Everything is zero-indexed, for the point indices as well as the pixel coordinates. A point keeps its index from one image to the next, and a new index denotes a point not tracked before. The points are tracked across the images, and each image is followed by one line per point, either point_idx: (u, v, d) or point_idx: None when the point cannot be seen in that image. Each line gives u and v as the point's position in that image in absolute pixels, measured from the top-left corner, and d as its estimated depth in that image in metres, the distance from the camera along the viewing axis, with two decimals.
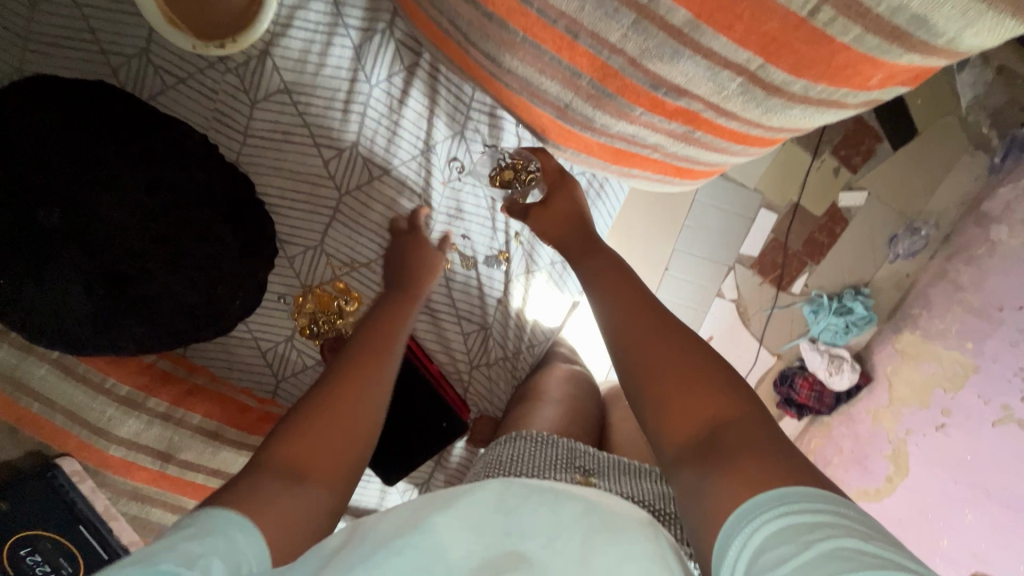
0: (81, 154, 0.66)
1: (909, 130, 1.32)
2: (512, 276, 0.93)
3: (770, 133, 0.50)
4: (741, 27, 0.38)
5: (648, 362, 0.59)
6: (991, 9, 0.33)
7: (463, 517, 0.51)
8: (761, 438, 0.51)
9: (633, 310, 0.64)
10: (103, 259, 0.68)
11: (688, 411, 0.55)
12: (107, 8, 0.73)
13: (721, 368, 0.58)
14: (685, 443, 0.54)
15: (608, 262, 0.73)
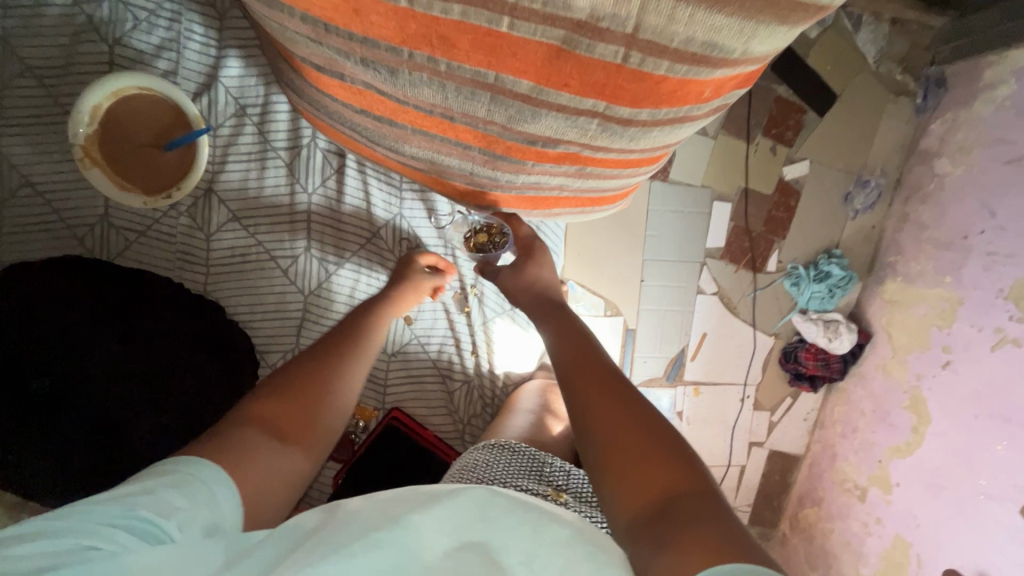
0: (58, 323, 0.73)
1: (829, 94, 1.36)
2: (476, 325, 0.97)
3: (649, 153, 0.55)
4: (576, 81, 0.44)
5: (605, 431, 0.61)
6: (761, 23, 0.38)
7: (443, 516, 0.54)
8: (714, 516, 0.51)
9: (594, 378, 0.67)
10: (97, 411, 0.74)
11: (645, 480, 0.55)
12: (67, 188, 0.81)
13: (671, 441, 0.59)
14: (636, 512, 0.54)
15: (571, 323, 0.76)
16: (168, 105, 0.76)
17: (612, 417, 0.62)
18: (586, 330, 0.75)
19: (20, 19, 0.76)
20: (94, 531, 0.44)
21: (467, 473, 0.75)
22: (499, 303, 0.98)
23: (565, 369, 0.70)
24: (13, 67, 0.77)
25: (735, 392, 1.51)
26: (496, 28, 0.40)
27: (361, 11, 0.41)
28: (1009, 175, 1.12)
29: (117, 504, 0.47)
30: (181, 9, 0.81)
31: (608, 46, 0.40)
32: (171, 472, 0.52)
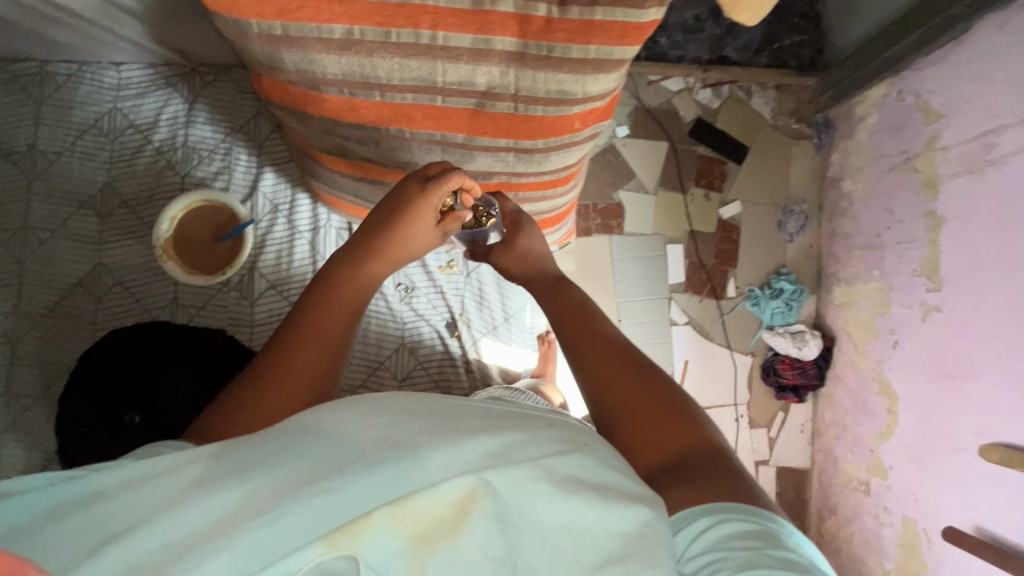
0: (148, 367, 0.88)
1: (741, 147, 1.67)
2: (468, 346, 1.15)
3: (559, 174, 0.79)
4: (491, 128, 0.70)
5: (623, 401, 0.67)
6: (589, 74, 0.63)
7: (457, 449, 0.48)
8: (723, 467, 0.60)
9: (607, 353, 0.72)
10: (177, 434, 0.84)
11: (659, 440, 0.64)
12: (145, 282, 1.06)
13: (684, 406, 0.67)
14: (656, 464, 0.62)
15: (571, 298, 0.81)
16: (225, 211, 1.03)
17: (630, 389, 0.68)
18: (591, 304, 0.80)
19: (122, 170, 1.09)
20: (78, 486, 0.47)
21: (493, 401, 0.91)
22: (485, 323, 1.17)
23: (573, 346, 0.75)
24: (114, 202, 1.08)
25: (729, 412, 1.61)
26: (435, 104, 0.67)
27: (354, 108, 0.68)
28: (894, 180, 1.36)
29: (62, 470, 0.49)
30: (231, 145, 1.12)
31: (502, 103, 0.66)
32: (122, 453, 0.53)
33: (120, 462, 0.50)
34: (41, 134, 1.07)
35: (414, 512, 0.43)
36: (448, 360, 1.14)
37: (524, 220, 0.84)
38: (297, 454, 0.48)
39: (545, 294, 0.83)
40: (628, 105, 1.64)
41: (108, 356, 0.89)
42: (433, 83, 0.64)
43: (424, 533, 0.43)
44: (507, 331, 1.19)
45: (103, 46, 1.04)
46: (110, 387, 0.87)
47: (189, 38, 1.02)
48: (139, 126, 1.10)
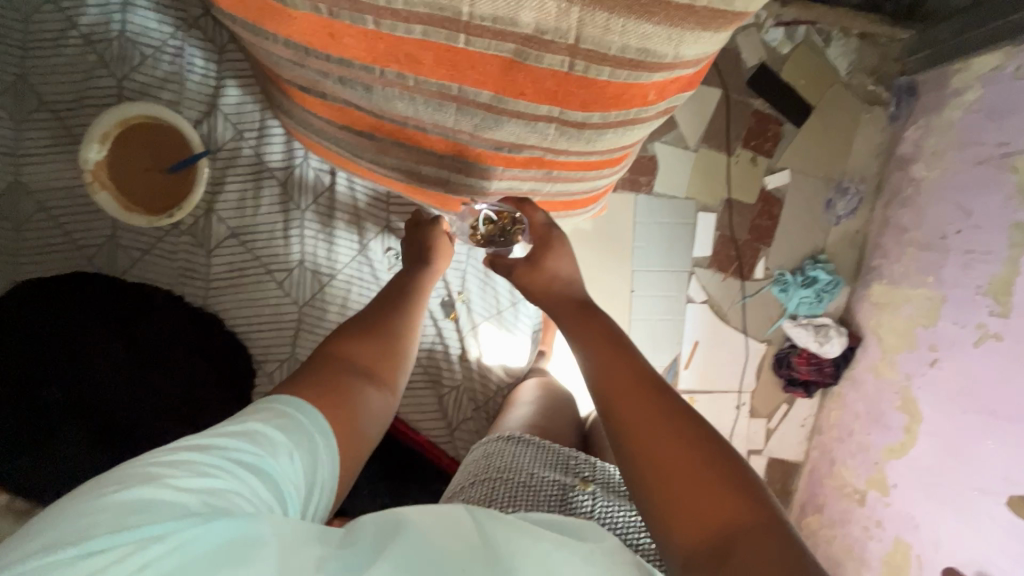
0: (74, 337, 0.82)
1: (805, 106, 1.42)
2: (465, 330, 1.03)
3: (610, 154, 0.59)
4: (530, 90, 0.49)
5: (658, 465, 0.58)
6: (688, 29, 0.43)
7: None
8: (784, 552, 0.51)
9: (638, 397, 0.63)
10: (104, 416, 0.82)
11: (705, 517, 0.54)
12: (78, 213, 0.89)
13: (735, 471, 0.57)
14: (695, 548, 0.53)
15: (600, 328, 0.73)
16: (167, 129, 0.85)
17: (669, 449, 0.58)
18: (622, 336, 0.72)
19: (40, 63, 0.86)
20: (223, 478, 0.49)
21: (492, 464, 0.77)
22: (487, 307, 1.04)
23: (601, 390, 0.66)
24: (32, 104, 0.87)
25: (731, 399, 1.51)
26: (455, 45, 0.45)
27: (336, 35, 0.46)
28: (980, 176, 1.16)
29: (252, 423, 0.55)
30: (183, 44, 0.90)
31: (554, 57, 0.45)
32: (279, 413, 0.57)
33: (257, 454, 0.52)
34: None
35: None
36: (440, 342, 1.02)
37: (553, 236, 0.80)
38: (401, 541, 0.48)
39: (576, 325, 0.75)
40: None
41: (27, 322, 0.81)
42: (454, 15, 0.42)
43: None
44: (511, 317, 1.05)
45: None
46: (27, 360, 0.80)
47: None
48: (61, 2, 0.86)
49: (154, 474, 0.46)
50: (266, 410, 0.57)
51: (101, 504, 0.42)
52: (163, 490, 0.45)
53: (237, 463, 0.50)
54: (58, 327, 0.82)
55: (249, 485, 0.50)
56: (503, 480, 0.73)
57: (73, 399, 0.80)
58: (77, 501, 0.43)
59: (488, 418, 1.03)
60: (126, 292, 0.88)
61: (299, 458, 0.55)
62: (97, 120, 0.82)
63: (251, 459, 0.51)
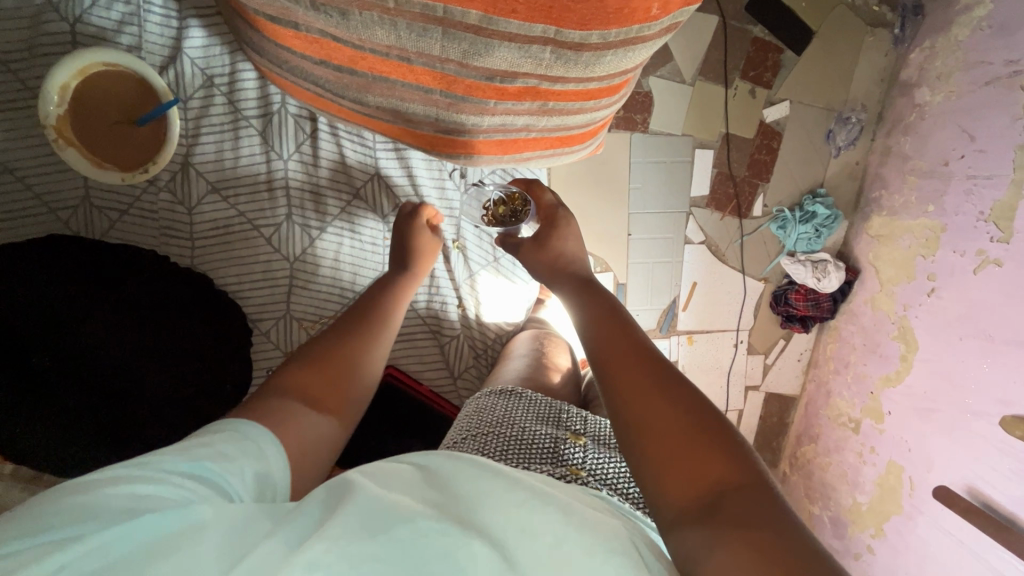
0: (53, 301, 0.77)
1: (805, 32, 1.35)
2: (461, 282, 1.01)
3: (609, 81, 0.56)
4: (522, 7, 0.44)
5: (646, 422, 0.59)
6: None
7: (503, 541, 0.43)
8: (767, 508, 0.51)
9: (630, 362, 0.66)
10: (99, 383, 0.80)
11: (692, 472, 0.55)
12: (46, 173, 0.85)
13: (724, 430, 0.58)
14: (684, 504, 0.54)
15: (599, 303, 0.76)
16: (129, 78, 0.80)
17: (658, 407, 0.60)
18: (621, 309, 0.74)
19: None
20: (166, 484, 0.47)
21: (483, 416, 0.77)
22: (484, 256, 1.02)
23: (598, 358, 0.69)
24: None
25: (729, 337, 1.53)
26: None
27: None
28: (986, 97, 1.12)
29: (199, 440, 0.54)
30: None
31: None
32: (220, 431, 0.56)
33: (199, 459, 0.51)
34: None
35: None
36: (437, 295, 1.00)
37: (560, 217, 0.86)
38: (361, 497, 0.49)
39: (575, 300, 0.78)
40: None
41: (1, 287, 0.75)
42: None
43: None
44: (508, 267, 1.04)
45: None
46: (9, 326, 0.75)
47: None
48: None
49: (84, 490, 0.44)
50: (206, 429, 0.56)
51: (30, 519, 0.41)
52: (93, 500, 0.43)
53: (179, 469, 0.49)
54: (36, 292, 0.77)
55: (192, 488, 0.48)
56: (495, 429, 0.73)
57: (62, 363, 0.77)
58: (13, 520, 0.41)
59: (489, 366, 1.03)
60: (109, 253, 0.85)
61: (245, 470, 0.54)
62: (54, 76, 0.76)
63: (195, 464, 0.50)
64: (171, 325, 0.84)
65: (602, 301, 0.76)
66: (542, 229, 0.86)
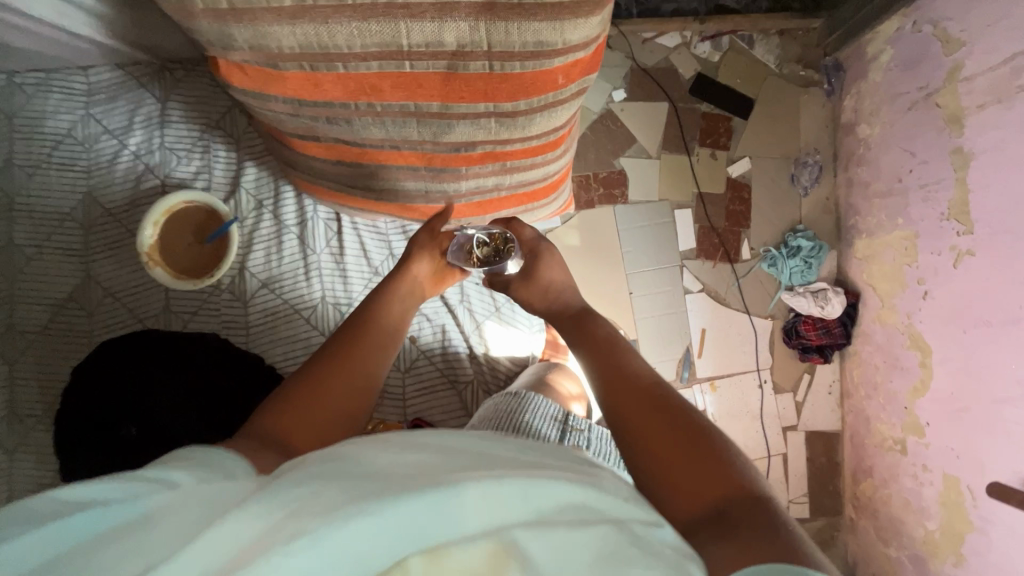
0: (130, 379, 0.86)
1: (747, 101, 1.58)
2: (469, 332, 1.10)
3: (547, 138, 0.73)
4: (467, 94, 0.64)
5: (658, 444, 0.66)
6: (568, 21, 0.57)
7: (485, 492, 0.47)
8: (768, 514, 0.56)
9: (638, 393, 0.73)
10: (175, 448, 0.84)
11: (701, 486, 0.61)
12: (136, 289, 1.01)
13: (726, 451, 0.65)
14: (694, 514, 0.60)
15: (603, 343, 0.84)
16: (201, 206, 1.00)
17: (667, 431, 0.67)
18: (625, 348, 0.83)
19: (101, 177, 1.02)
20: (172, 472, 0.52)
21: (497, 411, 0.83)
22: (486, 308, 1.12)
23: (607, 390, 0.76)
24: (97, 212, 1.01)
25: (752, 378, 1.55)
26: (403, 70, 0.61)
27: (318, 83, 0.63)
28: (914, 119, 1.27)
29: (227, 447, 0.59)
30: (207, 142, 1.03)
31: (477, 63, 0.61)
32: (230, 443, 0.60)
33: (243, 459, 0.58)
34: (15, 148, 1.00)
35: (447, 567, 0.43)
36: (451, 346, 1.07)
37: (542, 249, 0.96)
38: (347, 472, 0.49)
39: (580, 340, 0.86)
40: (622, 67, 1.57)
41: (97, 373, 0.87)
42: (397, 47, 0.59)
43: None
44: (510, 316, 1.13)
45: (72, 51, 0.94)
46: (105, 403, 0.85)
47: (168, 44, 0.95)
48: (112, 131, 1.02)
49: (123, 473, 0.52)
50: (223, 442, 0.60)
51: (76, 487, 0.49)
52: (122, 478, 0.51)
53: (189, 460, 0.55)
54: (119, 373, 0.86)
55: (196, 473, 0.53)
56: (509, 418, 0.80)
57: (148, 432, 0.83)
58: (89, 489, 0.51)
59: None
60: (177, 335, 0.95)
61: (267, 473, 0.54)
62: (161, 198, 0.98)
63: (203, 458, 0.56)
64: (228, 390, 0.91)
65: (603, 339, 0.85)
66: (528, 261, 0.98)
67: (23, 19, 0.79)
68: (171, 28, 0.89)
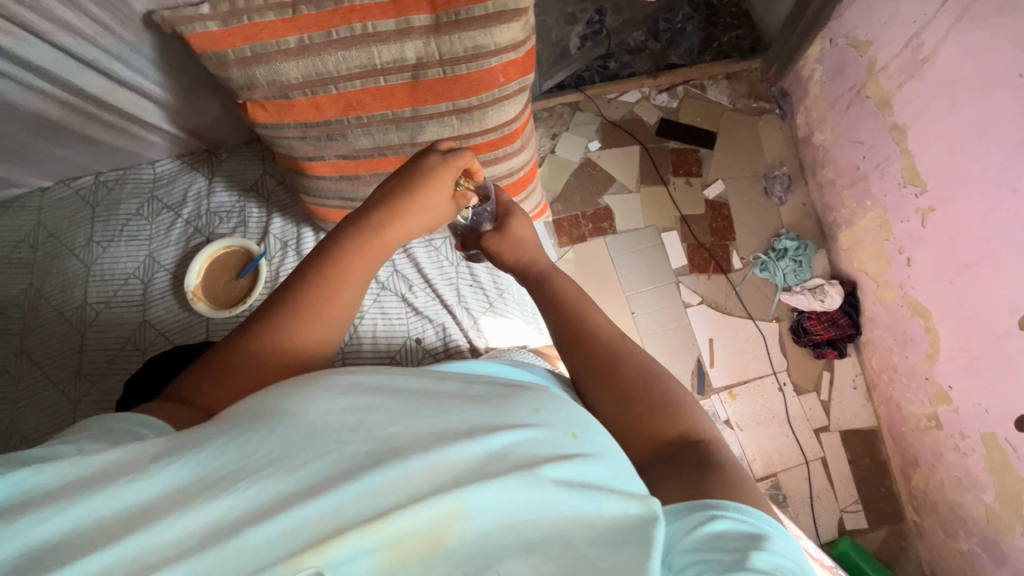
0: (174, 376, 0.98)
1: (709, 134, 1.76)
2: (466, 328, 1.10)
3: (502, 132, 0.91)
4: (430, 97, 0.84)
5: (619, 393, 0.71)
6: (495, 27, 0.76)
7: (432, 458, 0.47)
8: (717, 454, 0.65)
9: (597, 344, 0.76)
10: None
11: (663, 428, 0.68)
12: (183, 326, 1.16)
13: (680, 395, 0.71)
14: (654, 452, 0.67)
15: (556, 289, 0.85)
16: (224, 254, 1.19)
17: (627, 379, 0.71)
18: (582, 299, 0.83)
19: (160, 243, 1.22)
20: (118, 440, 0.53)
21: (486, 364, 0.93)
22: (481, 303, 1.12)
23: (566, 341, 0.78)
24: (155, 270, 1.21)
25: (771, 383, 1.53)
26: (379, 84, 0.82)
27: (318, 105, 0.84)
28: (854, 114, 1.41)
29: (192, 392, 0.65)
30: (244, 203, 1.24)
31: (433, 70, 0.80)
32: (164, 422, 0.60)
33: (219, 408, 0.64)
34: (94, 228, 1.23)
35: (403, 530, 0.42)
36: (450, 340, 1.08)
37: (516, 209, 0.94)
38: (282, 433, 0.47)
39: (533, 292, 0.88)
40: (592, 123, 1.78)
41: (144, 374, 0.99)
42: (373, 66, 0.79)
43: (408, 549, 0.42)
44: (504, 306, 1.12)
45: (143, 145, 1.23)
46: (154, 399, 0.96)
47: (215, 129, 1.23)
48: (172, 206, 1.25)
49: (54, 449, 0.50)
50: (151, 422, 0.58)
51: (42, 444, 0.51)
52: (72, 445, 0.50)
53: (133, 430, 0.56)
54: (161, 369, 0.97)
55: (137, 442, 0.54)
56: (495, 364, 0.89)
57: None
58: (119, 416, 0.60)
59: None
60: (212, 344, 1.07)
61: (172, 437, 0.50)
62: (207, 245, 1.18)
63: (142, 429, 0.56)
64: None
65: (560, 287, 0.86)
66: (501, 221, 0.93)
67: (114, 114, 1.09)
68: (217, 111, 1.15)
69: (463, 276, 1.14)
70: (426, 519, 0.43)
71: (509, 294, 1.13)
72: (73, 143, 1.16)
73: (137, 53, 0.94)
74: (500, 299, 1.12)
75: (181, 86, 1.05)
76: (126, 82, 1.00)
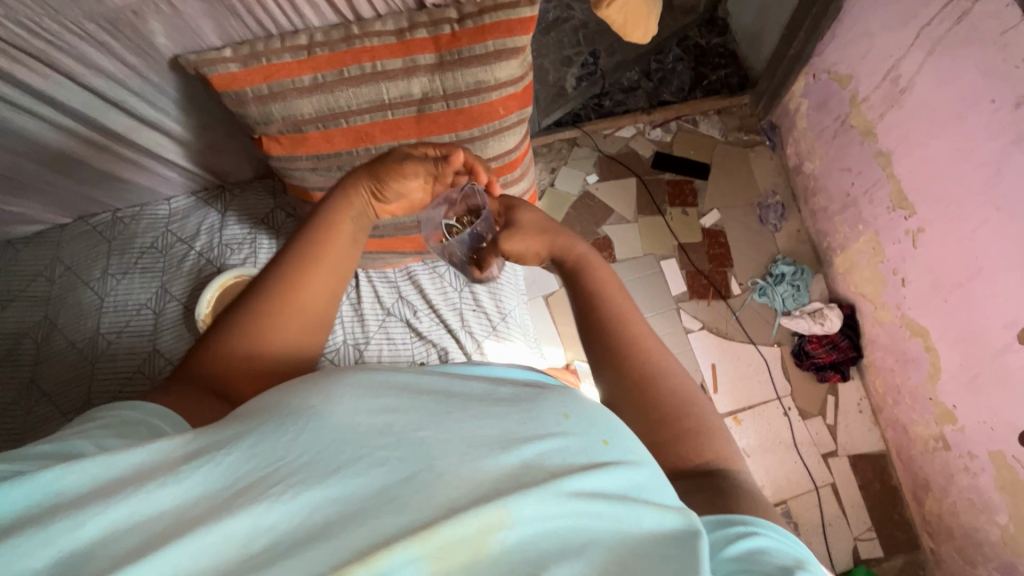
0: None
1: (704, 165, 1.81)
2: (471, 351, 1.12)
3: (503, 160, 0.96)
4: (435, 128, 0.89)
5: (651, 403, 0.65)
6: (495, 64, 0.82)
7: (464, 471, 0.44)
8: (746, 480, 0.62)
9: (630, 344, 0.69)
10: None
11: (696, 443, 0.63)
12: (193, 354, 1.20)
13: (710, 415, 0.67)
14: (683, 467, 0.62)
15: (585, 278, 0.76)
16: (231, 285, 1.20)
17: (662, 391, 0.66)
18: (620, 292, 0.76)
19: (173, 274, 1.26)
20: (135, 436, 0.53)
21: None
22: (484, 326, 1.15)
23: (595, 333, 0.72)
24: (167, 300, 1.24)
25: (776, 408, 1.53)
26: (387, 118, 0.87)
27: (329, 138, 0.89)
28: (840, 144, 1.47)
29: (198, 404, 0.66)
30: (255, 235, 1.29)
31: (438, 104, 0.86)
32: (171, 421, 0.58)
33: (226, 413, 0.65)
34: (110, 261, 1.27)
35: (445, 542, 0.39)
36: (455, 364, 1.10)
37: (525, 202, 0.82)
38: (317, 437, 0.46)
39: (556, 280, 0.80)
40: (590, 157, 1.85)
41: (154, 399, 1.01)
42: (381, 101, 0.85)
43: (452, 558, 0.39)
44: (507, 330, 1.15)
45: (160, 181, 1.28)
46: None
47: (229, 166, 1.29)
48: (186, 239, 1.30)
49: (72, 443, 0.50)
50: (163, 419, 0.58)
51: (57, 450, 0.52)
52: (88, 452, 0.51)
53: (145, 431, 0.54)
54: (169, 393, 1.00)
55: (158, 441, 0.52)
56: None
57: None
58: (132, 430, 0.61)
59: None
60: None
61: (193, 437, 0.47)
62: (217, 276, 1.20)
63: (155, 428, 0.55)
64: None
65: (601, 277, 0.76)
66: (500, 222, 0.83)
67: (137, 152, 1.16)
68: (231, 148, 1.21)
69: (467, 301, 1.17)
70: (469, 530, 0.39)
71: (512, 318, 1.17)
72: (95, 179, 1.22)
73: (162, 95, 1.01)
74: (503, 323, 1.15)
75: (199, 125, 1.12)
76: (151, 121, 1.07)
